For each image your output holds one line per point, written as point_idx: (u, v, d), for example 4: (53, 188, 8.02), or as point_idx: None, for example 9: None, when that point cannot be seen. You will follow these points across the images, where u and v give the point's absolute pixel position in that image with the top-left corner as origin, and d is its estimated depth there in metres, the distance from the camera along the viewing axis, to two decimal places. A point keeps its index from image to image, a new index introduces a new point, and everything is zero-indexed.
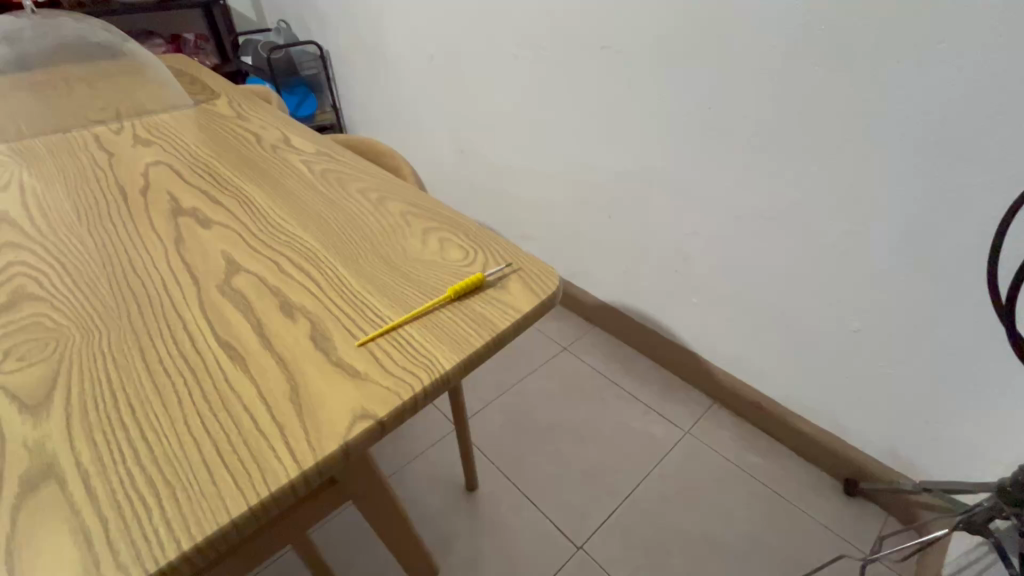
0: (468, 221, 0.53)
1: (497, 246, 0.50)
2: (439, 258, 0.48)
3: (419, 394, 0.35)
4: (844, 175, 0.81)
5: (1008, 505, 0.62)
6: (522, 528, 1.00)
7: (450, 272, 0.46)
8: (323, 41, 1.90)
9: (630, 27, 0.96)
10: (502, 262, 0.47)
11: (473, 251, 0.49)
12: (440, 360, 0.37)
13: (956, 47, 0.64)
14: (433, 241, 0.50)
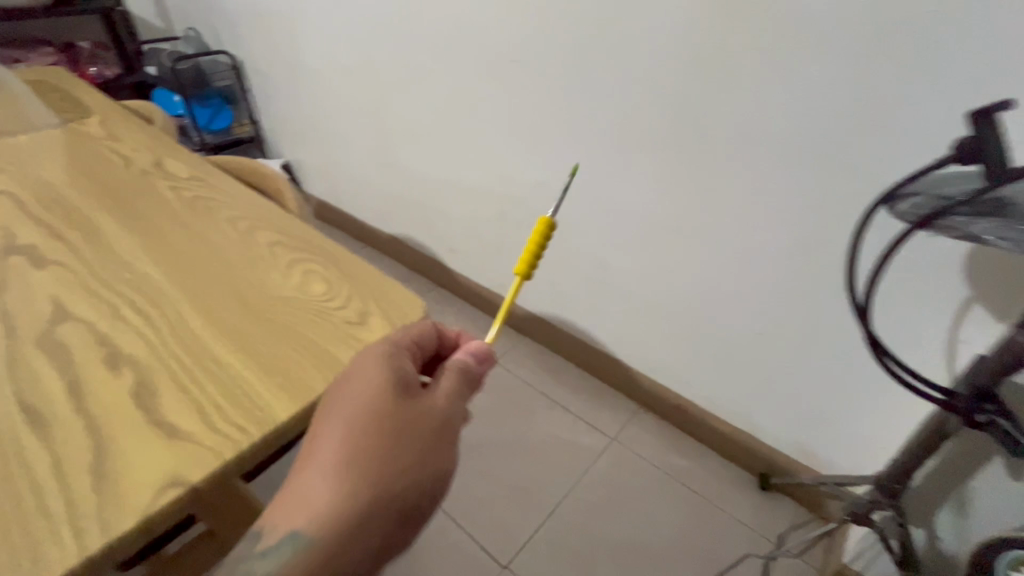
0: (341, 250, 0.50)
1: (367, 277, 0.47)
2: (299, 293, 0.45)
3: (241, 451, 0.35)
4: (736, 184, 0.85)
5: (884, 496, 0.66)
6: (448, 552, 0.99)
7: (307, 310, 0.44)
8: (235, 49, 1.80)
9: (536, 39, 0.97)
10: (368, 297, 0.45)
11: (340, 283, 0.47)
12: (273, 411, 0.37)
13: (825, 61, 0.70)
14: (297, 274, 0.47)
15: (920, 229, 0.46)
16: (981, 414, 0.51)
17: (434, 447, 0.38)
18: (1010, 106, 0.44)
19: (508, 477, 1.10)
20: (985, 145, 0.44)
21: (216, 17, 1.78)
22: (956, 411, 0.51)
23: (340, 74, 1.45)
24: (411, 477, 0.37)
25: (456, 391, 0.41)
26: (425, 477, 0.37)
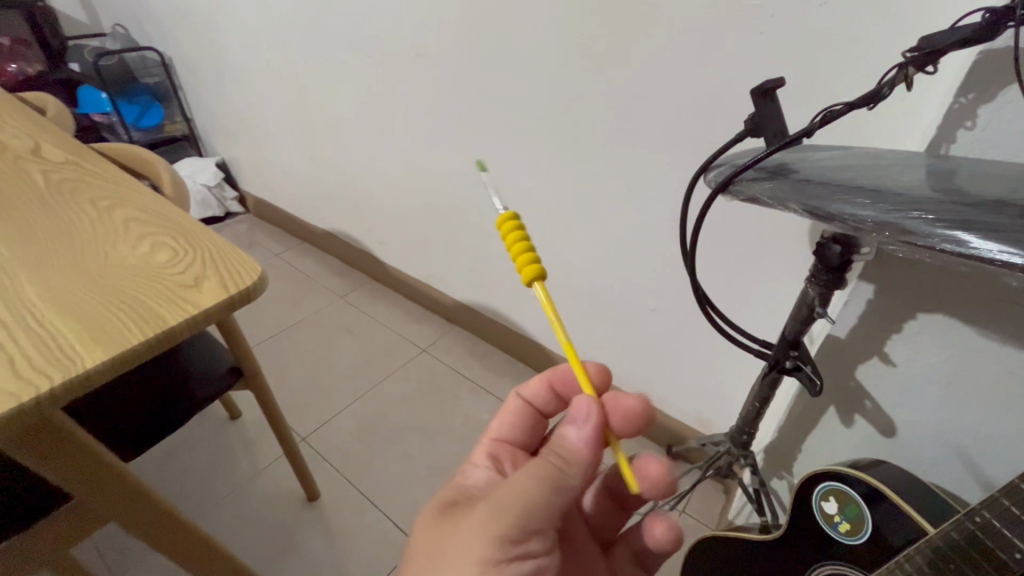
0: (196, 224, 0.53)
1: (214, 246, 0.50)
2: (143, 261, 0.48)
3: (47, 395, 0.37)
4: (616, 170, 0.89)
5: (738, 448, 0.72)
6: (362, 532, 1.01)
7: (144, 274, 0.46)
8: (163, 46, 1.78)
9: (434, 33, 1.00)
10: (209, 262, 0.48)
11: (185, 252, 0.49)
12: (86, 359, 0.39)
13: (675, 50, 0.73)
14: (145, 245, 0.50)
15: (718, 196, 0.51)
16: (788, 361, 0.57)
17: (503, 525, 0.41)
18: (783, 83, 0.48)
19: (427, 457, 1.14)
20: (766, 119, 0.50)
21: (141, 13, 1.76)
22: (768, 360, 0.58)
23: (264, 70, 1.46)
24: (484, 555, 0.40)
25: (530, 474, 0.43)
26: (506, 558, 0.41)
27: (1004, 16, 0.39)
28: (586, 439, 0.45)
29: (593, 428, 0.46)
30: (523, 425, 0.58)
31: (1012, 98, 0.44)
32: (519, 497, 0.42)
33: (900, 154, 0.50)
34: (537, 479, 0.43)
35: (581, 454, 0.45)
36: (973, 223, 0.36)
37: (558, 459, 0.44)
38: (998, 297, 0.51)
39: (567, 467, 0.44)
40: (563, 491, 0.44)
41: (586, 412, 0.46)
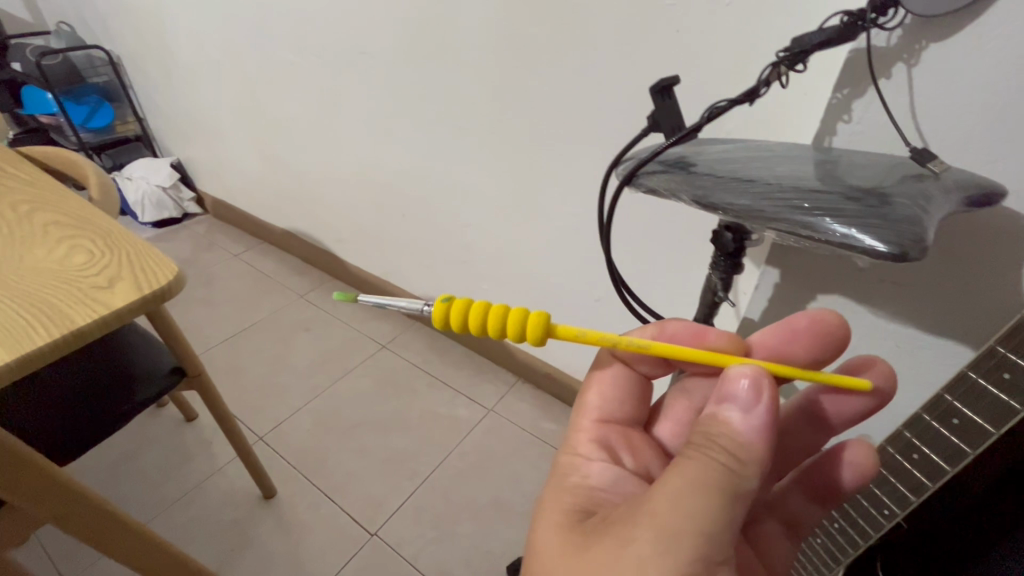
0: (115, 227, 0.54)
1: (131, 248, 0.51)
2: (57, 263, 0.48)
3: None
4: (554, 165, 0.92)
5: None
6: (318, 526, 1.03)
7: (57, 276, 0.47)
8: (110, 44, 1.74)
9: (376, 33, 1.01)
10: (126, 263, 0.49)
11: (102, 253, 0.50)
12: None
13: (600, 50, 0.76)
14: (63, 247, 0.50)
15: (624, 188, 0.54)
16: None
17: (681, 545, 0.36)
18: (678, 81, 0.51)
19: (384, 451, 1.16)
20: (664, 114, 0.53)
21: (86, 11, 1.71)
22: None
23: (213, 68, 1.44)
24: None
25: (689, 477, 0.37)
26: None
27: (859, 19, 0.43)
28: (754, 426, 0.39)
29: (761, 411, 0.39)
30: (631, 397, 0.55)
31: (878, 94, 0.48)
32: (681, 508, 0.36)
33: (788, 145, 0.53)
34: (702, 482, 0.37)
35: (752, 444, 0.38)
36: (828, 208, 0.39)
37: (725, 455, 0.38)
38: (883, 278, 0.56)
39: (740, 466, 0.38)
40: (739, 495, 0.37)
41: (747, 394, 0.39)
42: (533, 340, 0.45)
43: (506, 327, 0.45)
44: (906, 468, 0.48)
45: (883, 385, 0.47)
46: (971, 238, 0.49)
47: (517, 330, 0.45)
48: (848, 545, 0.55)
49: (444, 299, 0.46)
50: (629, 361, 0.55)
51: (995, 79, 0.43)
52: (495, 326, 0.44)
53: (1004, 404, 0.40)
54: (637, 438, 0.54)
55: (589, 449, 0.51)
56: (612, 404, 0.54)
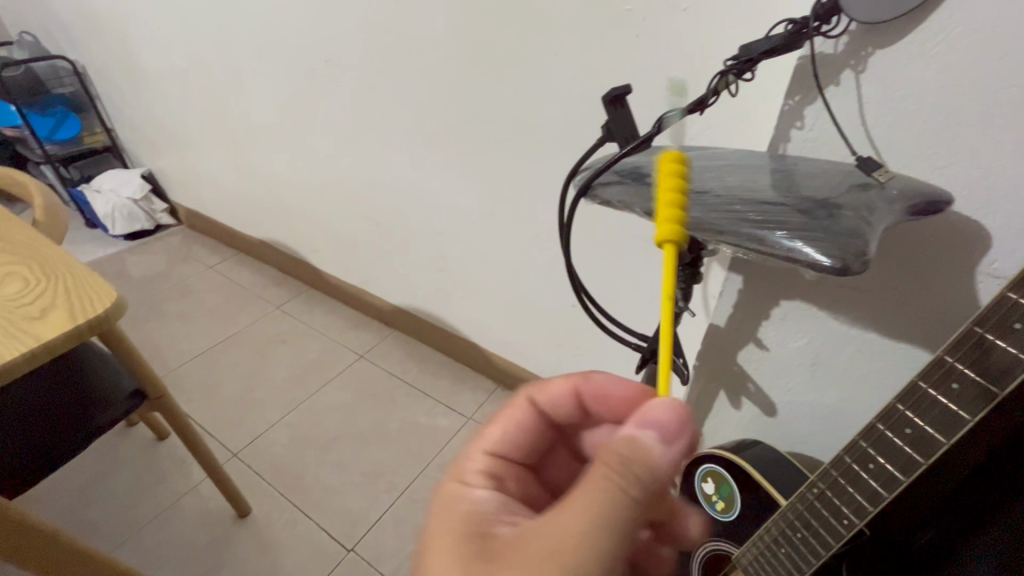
0: (55, 253, 0.54)
1: (69, 275, 0.51)
2: None
3: None
4: (523, 172, 0.91)
5: None
6: (294, 544, 1.01)
7: None
8: (75, 54, 1.70)
9: (341, 41, 0.99)
10: (61, 292, 0.49)
11: (38, 282, 0.50)
12: None
13: (562, 56, 0.75)
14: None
15: (579, 199, 0.52)
16: (662, 352, 0.61)
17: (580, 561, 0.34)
18: (630, 90, 0.51)
19: (362, 464, 1.14)
20: (618, 124, 0.52)
21: (48, 20, 1.67)
22: (644, 352, 0.61)
23: (180, 77, 1.41)
24: None
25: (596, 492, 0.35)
26: None
27: (804, 26, 0.44)
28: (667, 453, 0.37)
29: (676, 447, 0.37)
30: (529, 435, 0.53)
31: (828, 101, 0.48)
32: (585, 522, 0.35)
33: (743, 153, 0.53)
34: (601, 510, 0.35)
35: (661, 474, 0.36)
36: (775, 220, 0.38)
37: (626, 477, 0.35)
38: (842, 284, 0.56)
39: (644, 493, 0.35)
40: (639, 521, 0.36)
41: (663, 422, 0.38)
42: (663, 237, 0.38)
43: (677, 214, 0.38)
44: (861, 475, 0.48)
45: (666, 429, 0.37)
46: (923, 243, 0.49)
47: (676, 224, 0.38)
48: (820, 544, 0.52)
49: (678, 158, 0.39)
50: (540, 402, 0.53)
51: (939, 85, 0.43)
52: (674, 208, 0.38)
53: (954, 415, 0.41)
54: (527, 476, 0.51)
55: (480, 479, 0.47)
56: (507, 438, 0.51)
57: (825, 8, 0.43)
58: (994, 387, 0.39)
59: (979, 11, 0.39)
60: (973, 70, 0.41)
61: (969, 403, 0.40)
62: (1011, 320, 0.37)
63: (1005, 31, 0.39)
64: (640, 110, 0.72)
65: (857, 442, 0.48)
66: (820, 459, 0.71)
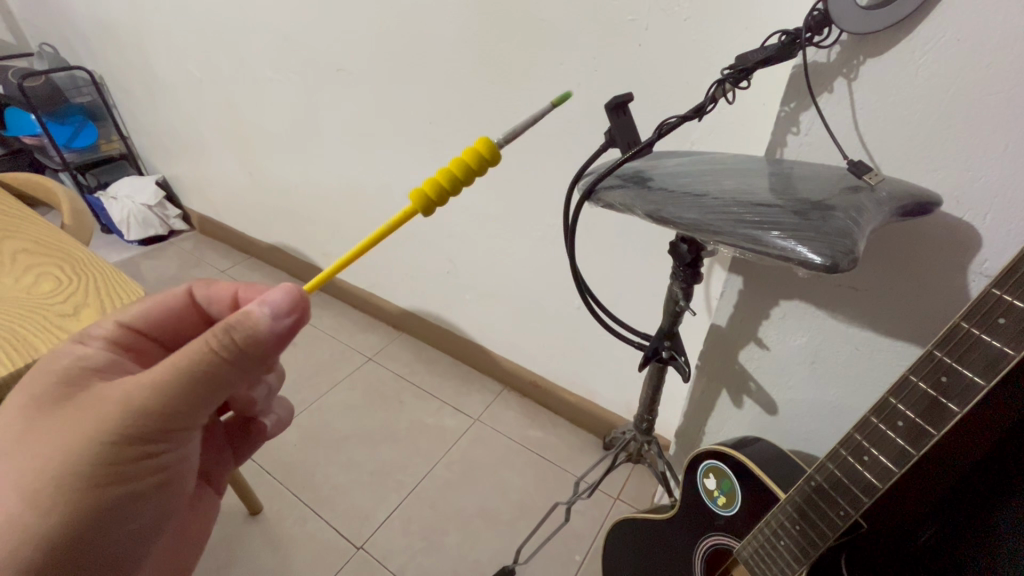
0: (81, 254, 0.61)
1: (95, 274, 0.58)
2: (28, 293, 0.55)
3: None
4: (528, 176, 0.93)
5: (642, 417, 0.81)
6: (305, 540, 1.02)
7: (28, 305, 0.53)
8: (92, 64, 1.75)
9: (350, 51, 1.03)
10: (91, 287, 0.56)
11: (69, 280, 0.57)
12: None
13: (566, 65, 0.78)
14: (31, 276, 0.57)
15: (584, 203, 0.53)
16: (664, 351, 0.63)
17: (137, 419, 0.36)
18: (633, 98, 0.52)
19: (370, 463, 1.16)
20: (620, 130, 0.53)
21: (67, 32, 1.72)
22: (647, 351, 0.63)
23: (194, 86, 1.46)
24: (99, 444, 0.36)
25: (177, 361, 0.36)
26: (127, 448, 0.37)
27: (796, 38, 0.46)
28: (272, 328, 0.38)
29: (284, 321, 0.38)
30: (173, 319, 0.47)
31: (822, 108, 0.50)
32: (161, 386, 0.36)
33: (742, 158, 0.54)
34: (183, 373, 0.36)
35: (259, 340, 0.37)
36: (770, 221, 0.40)
37: (220, 345, 0.37)
38: (840, 283, 0.57)
39: (230, 358, 0.37)
40: (212, 385, 0.37)
41: (281, 302, 0.38)
42: (421, 199, 0.42)
43: (448, 185, 0.43)
44: (856, 469, 0.50)
45: (274, 311, 0.38)
46: (914, 244, 0.51)
47: (440, 194, 0.43)
48: (818, 536, 0.53)
49: (490, 142, 0.44)
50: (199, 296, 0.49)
51: (927, 89, 0.45)
52: (450, 183, 0.43)
53: (943, 406, 0.43)
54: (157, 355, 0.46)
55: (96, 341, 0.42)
56: (177, 317, 0.47)
57: (816, 21, 0.45)
58: (981, 380, 0.40)
59: (963, 21, 0.41)
60: (959, 77, 0.43)
61: (956, 395, 0.42)
62: (996, 314, 0.39)
63: (990, 39, 0.41)
64: (643, 116, 0.74)
65: (851, 434, 0.50)
66: (820, 455, 0.72)
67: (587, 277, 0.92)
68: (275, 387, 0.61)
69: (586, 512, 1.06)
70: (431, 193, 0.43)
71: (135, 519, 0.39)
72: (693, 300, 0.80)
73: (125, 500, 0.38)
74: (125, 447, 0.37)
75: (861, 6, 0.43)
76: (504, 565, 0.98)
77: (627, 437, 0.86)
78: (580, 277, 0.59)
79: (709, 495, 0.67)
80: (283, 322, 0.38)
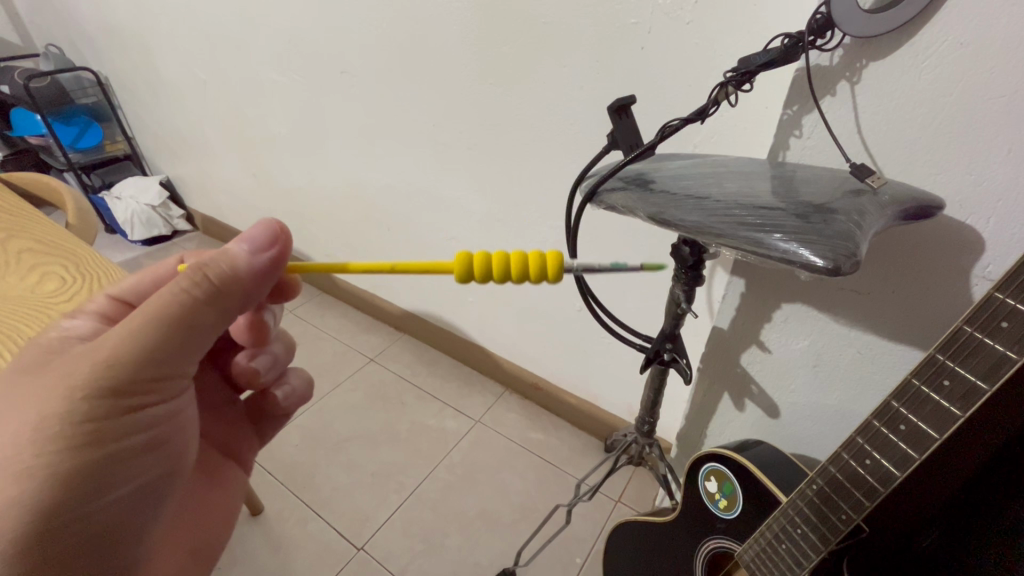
0: (86, 253, 0.61)
1: (99, 273, 0.58)
2: (33, 291, 0.55)
3: None
4: (531, 178, 0.93)
5: (644, 418, 0.80)
6: (306, 541, 1.03)
7: (34, 303, 0.54)
8: (97, 65, 1.76)
9: (354, 53, 1.03)
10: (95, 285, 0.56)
11: (74, 279, 0.57)
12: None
13: (570, 68, 0.78)
14: (36, 275, 0.58)
15: (585, 205, 0.53)
16: (666, 353, 0.63)
17: (128, 363, 0.39)
18: (635, 100, 0.52)
19: (372, 464, 1.16)
20: (623, 133, 0.54)
21: (74, 34, 1.73)
22: (648, 353, 0.63)
23: (199, 87, 1.46)
24: (93, 396, 0.38)
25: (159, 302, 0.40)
26: (119, 396, 0.39)
27: (799, 41, 0.46)
28: (252, 265, 0.44)
29: (264, 255, 0.44)
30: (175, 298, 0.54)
31: (825, 112, 0.50)
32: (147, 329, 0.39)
33: (744, 161, 0.55)
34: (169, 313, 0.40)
35: (241, 274, 0.43)
36: (772, 224, 0.39)
37: (197, 284, 0.41)
38: (841, 287, 0.57)
39: (213, 294, 0.42)
40: (196, 321, 0.41)
41: (258, 237, 0.44)
42: (465, 271, 0.42)
43: (497, 275, 0.42)
44: (858, 473, 0.49)
45: (254, 246, 0.44)
46: (917, 247, 0.51)
47: (485, 274, 0.43)
48: (820, 540, 0.53)
49: (559, 263, 0.42)
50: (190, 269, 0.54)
51: (930, 92, 0.45)
52: (498, 275, 0.42)
53: (945, 410, 0.43)
54: None
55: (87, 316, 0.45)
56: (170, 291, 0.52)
57: (819, 23, 0.45)
58: (983, 384, 0.40)
59: (965, 25, 0.41)
60: (962, 80, 0.43)
61: (958, 399, 0.42)
62: (999, 318, 0.39)
63: (992, 42, 0.41)
64: (646, 119, 0.74)
65: (853, 438, 0.50)
66: (822, 458, 0.72)
67: (589, 279, 0.93)
68: (280, 357, 0.63)
69: (587, 515, 1.06)
70: (476, 266, 0.43)
71: (131, 471, 0.41)
72: (695, 302, 0.80)
73: (119, 456, 0.40)
74: (114, 398, 0.39)
75: (864, 9, 0.43)
76: (505, 567, 0.97)
77: (628, 439, 0.86)
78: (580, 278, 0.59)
79: (709, 496, 0.67)
80: (263, 255, 0.44)
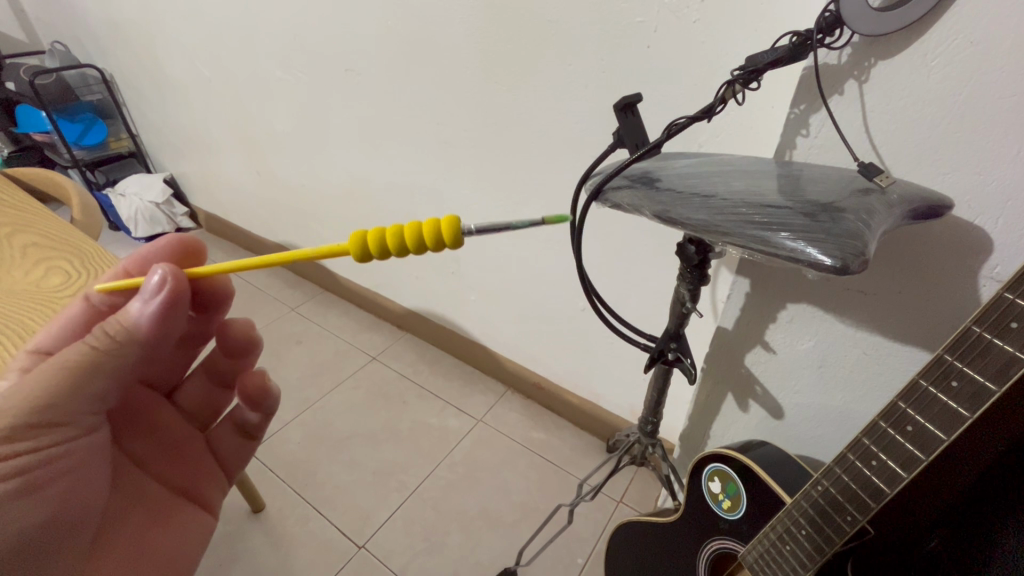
0: (90, 246, 0.62)
1: (102, 267, 0.59)
2: (38, 286, 0.55)
3: None
4: (534, 177, 0.93)
5: (647, 418, 0.80)
6: (307, 540, 1.02)
7: (39, 297, 0.54)
8: (102, 63, 1.77)
9: (358, 52, 1.03)
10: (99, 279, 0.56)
11: (77, 273, 0.57)
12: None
13: (575, 67, 0.78)
14: (40, 269, 0.58)
15: (590, 203, 0.52)
16: (670, 353, 0.62)
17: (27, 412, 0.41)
18: (641, 98, 0.52)
19: (373, 463, 1.16)
20: (629, 131, 0.53)
21: (79, 32, 1.74)
22: (653, 352, 0.62)
23: (204, 85, 1.47)
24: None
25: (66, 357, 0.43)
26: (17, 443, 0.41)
27: (807, 39, 0.46)
28: (147, 318, 0.45)
29: (154, 305, 0.45)
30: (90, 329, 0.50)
31: (832, 110, 0.50)
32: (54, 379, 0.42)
33: (751, 160, 0.54)
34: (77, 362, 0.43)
35: (138, 329, 0.45)
36: (779, 222, 0.39)
37: (101, 340, 0.44)
38: (848, 287, 0.57)
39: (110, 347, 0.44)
40: (101, 369, 0.44)
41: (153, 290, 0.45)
42: (357, 247, 0.42)
43: (393, 248, 0.42)
44: (865, 474, 0.49)
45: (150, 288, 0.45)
46: (925, 245, 0.51)
47: (381, 249, 0.42)
48: (826, 542, 0.53)
49: (455, 225, 0.41)
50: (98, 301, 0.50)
51: (936, 92, 0.44)
52: (395, 247, 0.42)
53: (953, 411, 0.42)
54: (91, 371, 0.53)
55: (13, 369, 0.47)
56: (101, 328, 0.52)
57: (828, 22, 0.45)
58: (991, 385, 0.40)
59: (975, 24, 0.41)
60: (974, 79, 0.42)
61: (968, 400, 0.41)
62: (1008, 318, 0.39)
63: (1003, 42, 0.40)
64: (651, 118, 0.74)
65: (860, 439, 0.50)
66: (827, 460, 0.72)
67: (592, 279, 0.93)
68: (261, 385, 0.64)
69: (589, 516, 1.05)
70: (372, 242, 0.43)
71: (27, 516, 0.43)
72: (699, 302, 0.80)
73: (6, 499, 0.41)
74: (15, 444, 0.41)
75: (875, 7, 0.43)
76: (505, 567, 0.97)
77: (629, 437, 0.85)
78: (586, 278, 0.58)
79: (711, 496, 0.67)
80: (159, 304, 0.45)
